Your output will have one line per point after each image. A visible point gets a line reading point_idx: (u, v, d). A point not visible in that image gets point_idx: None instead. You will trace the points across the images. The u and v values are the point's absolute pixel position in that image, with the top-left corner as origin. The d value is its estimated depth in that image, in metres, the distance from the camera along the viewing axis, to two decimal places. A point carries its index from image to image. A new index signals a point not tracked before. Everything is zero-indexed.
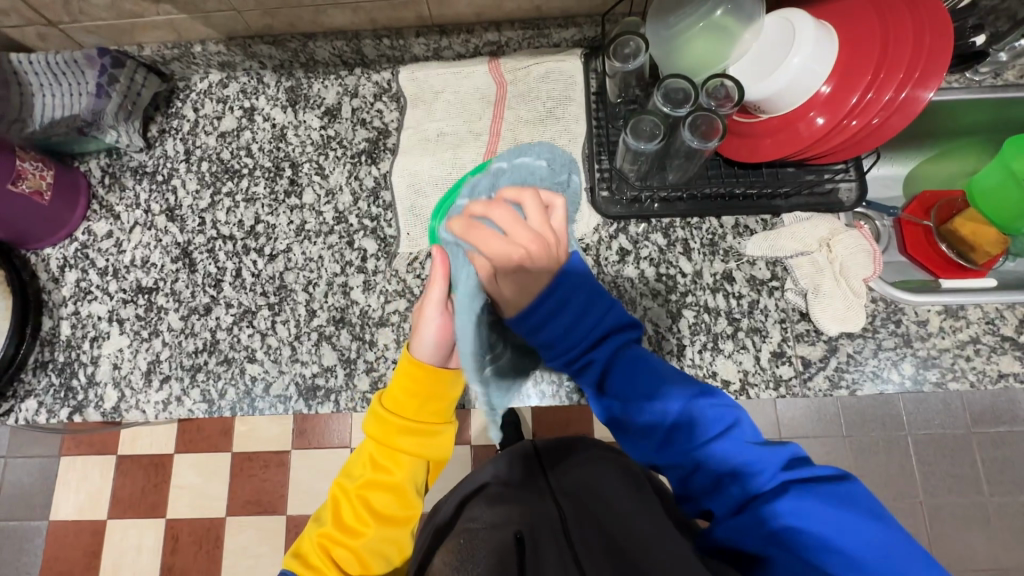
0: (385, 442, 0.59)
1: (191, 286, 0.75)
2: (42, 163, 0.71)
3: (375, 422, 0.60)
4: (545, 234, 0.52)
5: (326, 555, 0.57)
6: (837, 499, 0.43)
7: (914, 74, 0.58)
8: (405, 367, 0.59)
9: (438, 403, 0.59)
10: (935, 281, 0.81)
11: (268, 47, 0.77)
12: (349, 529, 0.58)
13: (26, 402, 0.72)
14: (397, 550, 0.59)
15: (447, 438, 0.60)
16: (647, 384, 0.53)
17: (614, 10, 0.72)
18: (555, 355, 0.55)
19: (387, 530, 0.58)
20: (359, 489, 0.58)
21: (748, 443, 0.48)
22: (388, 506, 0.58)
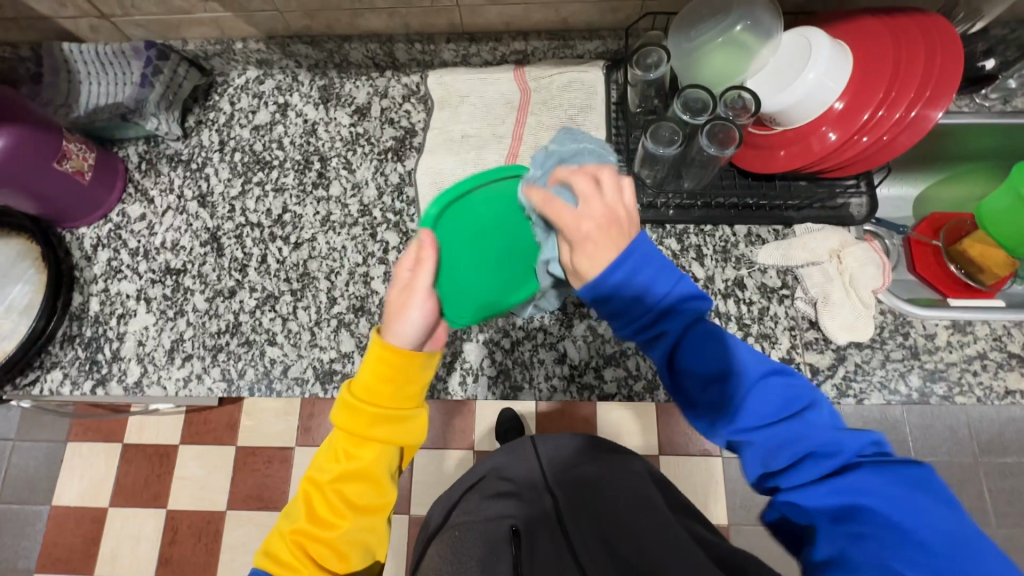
0: (355, 428, 0.52)
1: (217, 270, 0.78)
2: (86, 145, 0.75)
3: (343, 410, 0.53)
4: (612, 213, 0.45)
5: (300, 554, 0.50)
6: (919, 487, 0.39)
7: (924, 94, 0.61)
8: (377, 349, 0.52)
9: (412, 382, 0.53)
10: (944, 300, 0.82)
11: (305, 47, 0.81)
12: (323, 524, 0.51)
13: (52, 372, 0.74)
14: (380, 543, 0.53)
15: (421, 422, 0.54)
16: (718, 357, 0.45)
17: (636, 24, 0.75)
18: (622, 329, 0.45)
19: (367, 522, 0.51)
20: (332, 482, 0.51)
21: (831, 426, 0.43)
22: (365, 497, 0.51)
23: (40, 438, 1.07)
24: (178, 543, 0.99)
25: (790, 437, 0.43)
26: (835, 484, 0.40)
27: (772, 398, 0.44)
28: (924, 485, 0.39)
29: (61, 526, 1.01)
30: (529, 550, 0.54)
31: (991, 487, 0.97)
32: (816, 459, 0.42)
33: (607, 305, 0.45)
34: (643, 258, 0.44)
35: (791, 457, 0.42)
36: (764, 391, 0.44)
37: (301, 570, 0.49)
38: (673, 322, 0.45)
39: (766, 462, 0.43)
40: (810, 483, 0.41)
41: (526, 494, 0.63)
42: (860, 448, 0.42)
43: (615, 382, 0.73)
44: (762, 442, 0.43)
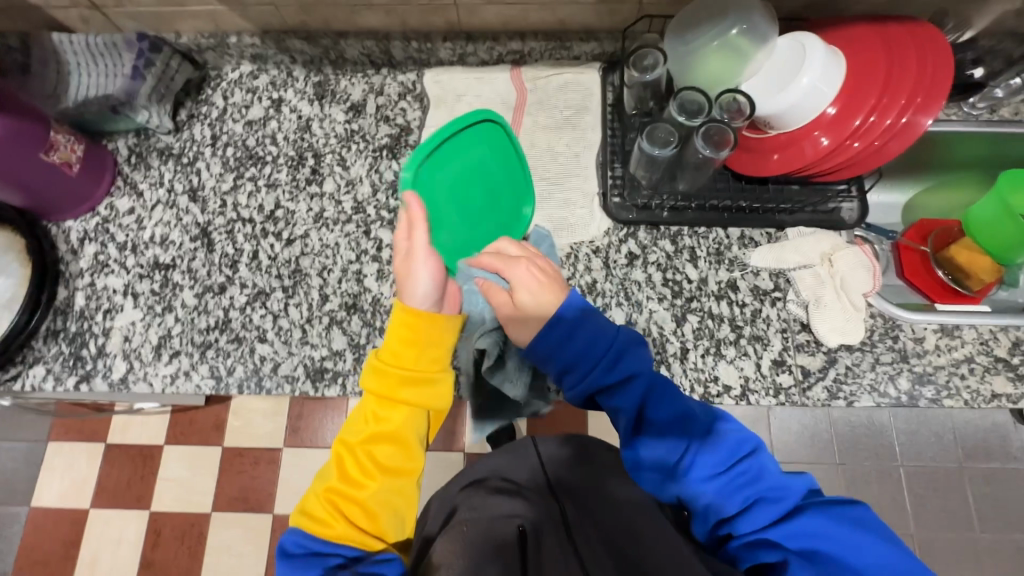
0: (383, 392, 0.56)
1: (208, 265, 0.77)
2: (75, 137, 0.74)
3: (373, 375, 0.57)
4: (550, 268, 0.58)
5: (334, 512, 0.53)
6: (861, 523, 0.44)
7: (915, 101, 0.61)
8: (406, 314, 0.57)
9: (436, 348, 0.57)
10: (931, 305, 0.83)
11: (300, 43, 0.80)
12: (355, 484, 0.54)
13: (34, 368, 0.72)
14: (409, 508, 0.55)
15: (446, 386, 0.58)
16: (675, 408, 0.52)
17: (633, 27, 0.76)
18: (579, 378, 0.52)
19: (396, 482, 0.54)
20: (363, 444, 0.55)
21: (773, 471, 0.49)
22: (394, 455, 0.54)
23: (18, 438, 1.04)
24: (160, 547, 0.96)
25: (740, 483, 0.49)
26: (787, 526, 0.45)
27: (721, 447, 0.51)
28: (864, 521, 0.44)
29: (39, 529, 0.98)
30: (535, 550, 0.54)
31: (973, 491, 0.99)
32: (764, 505, 0.47)
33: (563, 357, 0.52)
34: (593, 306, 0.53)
35: (740, 504, 0.48)
36: (713, 442, 0.51)
37: (334, 526, 0.52)
38: (631, 369, 0.52)
39: (720, 510, 0.49)
40: (761, 524, 0.47)
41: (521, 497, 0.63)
42: (801, 491, 0.48)
43: None
44: (712, 493, 0.49)
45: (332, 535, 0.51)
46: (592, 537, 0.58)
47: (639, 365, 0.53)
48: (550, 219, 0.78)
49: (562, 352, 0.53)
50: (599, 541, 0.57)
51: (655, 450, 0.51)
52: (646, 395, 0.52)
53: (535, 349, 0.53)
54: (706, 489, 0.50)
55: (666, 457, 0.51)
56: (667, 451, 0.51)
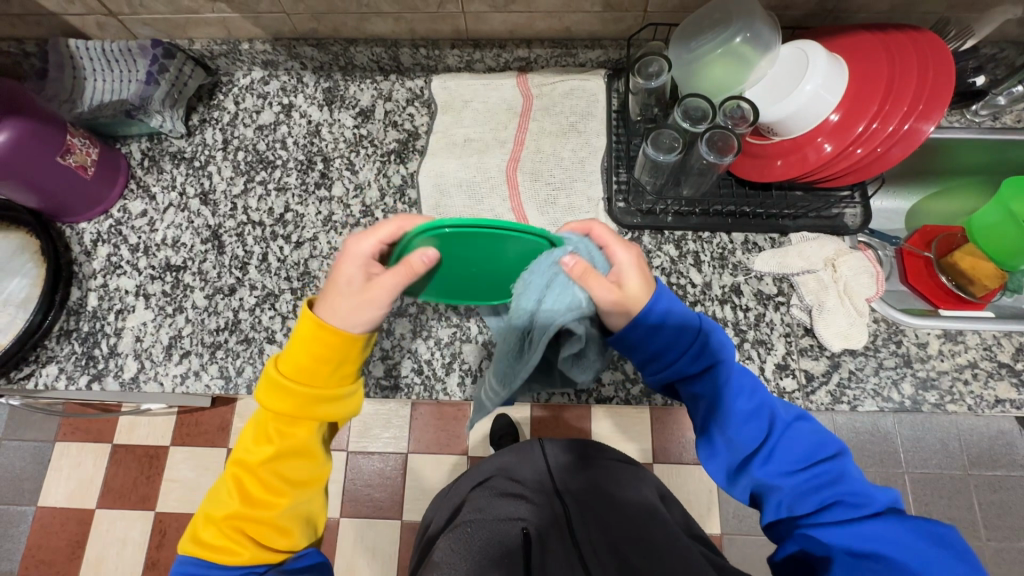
0: (287, 409, 0.52)
1: (218, 268, 0.78)
2: (89, 141, 0.75)
3: (271, 391, 0.52)
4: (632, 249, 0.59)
5: (238, 536, 0.50)
6: (932, 539, 0.45)
7: (917, 108, 0.62)
8: (314, 330, 0.52)
9: (346, 365, 0.54)
10: (934, 311, 0.83)
11: (311, 49, 0.82)
12: (260, 505, 0.51)
13: (47, 367, 0.73)
14: (319, 515, 0.54)
15: (358, 397, 0.56)
16: (756, 404, 0.53)
17: (638, 35, 0.77)
18: (667, 365, 0.55)
19: (307, 497, 0.53)
20: (266, 463, 0.51)
21: (856, 478, 0.50)
22: (302, 471, 0.52)
23: (26, 438, 1.05)
24: (165, 547, 0.97)
25: (817, 483, 0.50)
26: (858, 528, 0.46)
27: (802, 446, 0.52)
28: (935, 535, 0.45)
29: (45, 528, 0.99)
30: (540, 552, 0.56)
31: (978, 498, 0.98)
32: (842, 507, 0.48)
33: (653, 343, 0.54)
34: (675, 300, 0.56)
35: (816, 503, 0.49)
36: (794, 439, 0.52)
37: (240, 552, 0.49)
38: (715, 360, 0.54)
39: (791, 505, 0.49)
40: (833, 522, 0.47)
41: (527, 497, 0.64)
42: (880, 501, 0.48)
43: (612, 385, 0.72)
44: (790, 490, 0.50)
45: (238, 561, 0.49)
46: (595, 536, 0.59)
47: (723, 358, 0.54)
48: (555, 224, 0.79)
49: (653, 341, 0.54)
50: (602, 539, 0.58)
51: (732, 441, 0.52)
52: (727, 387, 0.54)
53: (624, 339, 0.55)
54: (782, 485, 0.50)
55: (747, 445, 0.52)
56: (742, 445, 0.52)
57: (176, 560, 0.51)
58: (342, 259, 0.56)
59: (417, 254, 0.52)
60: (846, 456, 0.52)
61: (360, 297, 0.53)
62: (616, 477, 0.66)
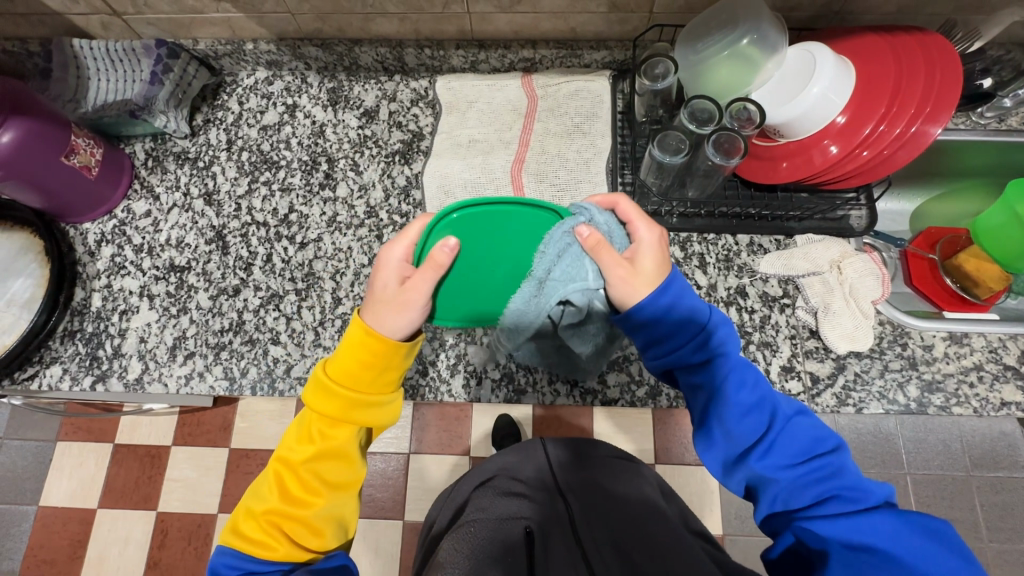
0: (331, 411, 0.53)
1: (222, 268, 0.78)
2: (94, 141, 0.75)
3: (316, 392, 0.53)
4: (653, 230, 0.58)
5: (273, 533, 0.50)
6: (936, 535, 0.44)
7: (924, 110, 0.62)
8: (361, 336, 0.54)
9: (391, 371, 0.55)
10: (939, 313, 0.83)
11: (315, 50, 0.81)
12: (297, 503, 0.51)
13: (51, 368, 0.73)
14: (351, 519, 0.54)
15: (395, 406, 0.56)
16: (758, 395, 0.52)
17: (644, 36, 0.77)
18: (669, 352, 0.54)
19: (342, 499, 0.53)
20: (306, 462, 0.52)
21: (856, 472, 0.48)
22: (340, 473, 0.53)
23: (28, 437, 1.05)
24: (167, 547, 0.97)
25: (815, 477, 0.48)
26: (857, 522, 0.45)
27: (802, 438, 0.51)
28: (938, 531, 0.44)
29: (48, 527, 0.99)
30: (542, 547, 0.56)
31: (981, 499, 0.98)
32: (841, 501, 0.47)
33: (655, 330, 0.53)
34: (681, 286, 0.54)
35: (814, 496, 0.47)
36: (795, 431, 0.51)
37: (275, 548, 0.50)
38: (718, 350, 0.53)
39: (787, 499, 0.48)
40: (830, 516, 0.46)
41: (529, 496, 0.64)
42: (881, 495, 0.47)
43: (617, 387, 0.73)
44: (787, 482, 0.49)
45: (273, 556, 0.49)
46: (598, 536, 0.58)
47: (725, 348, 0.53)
48: None
49: (656, 327, 0.53)
50: (606, 539, 0.57)
51: (730, 433, 0.51)
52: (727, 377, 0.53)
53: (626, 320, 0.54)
54: (780, 477, 0.49)
55: (745, 436, 0.51)
56: (740, 436, 0.51)
57: (214, 551, 0.52)
58: (377, 268, 0.57)
59: (441, 246, 0.54)
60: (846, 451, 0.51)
61: (400, 301, 0.54)
62: (619, 477, 0.67)
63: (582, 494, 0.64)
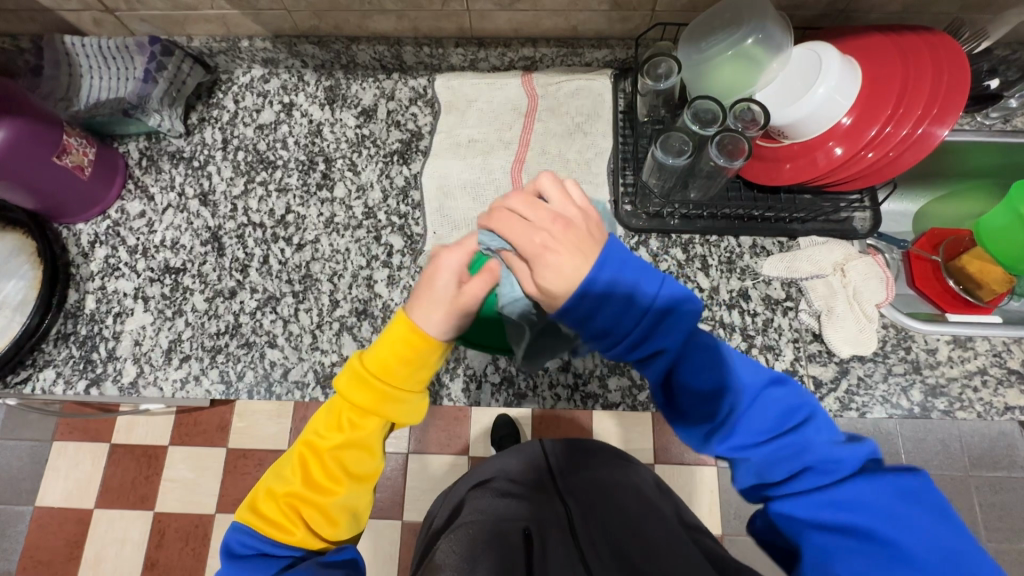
0: (364, 402, 0.51)
1: (218, 270, 0.77)
2: (86, 140, 0.74)
3: (351, 378, 0.52)
4: (562, 213, 0.43)
5: (292, 517, 0.50)
6: (914, 498, 0.42)
7: (931, 112, 0.61)
8: (405, 332, 0.51)
9: (428, 368, 0.52)
10: (941, 315, 0.82)
11: (312, 47, 0.80)
12: (317, 491, 0.51)
13: (44, 371, 0.72)
14: (365, 511, 0.54)
15: (424, 403, 0.54)
16: (720, 372, 0.47)
17: (646, 35, 0.76)
18: (613, 348, 0.44)
19: (360, 491, 0.52)
20: (332, 450, 0.51)
21: (828, 441, 0.45)
22: (363, 464, 0.52)
23: (24, 437, 1.04)
24: (164, 548, 0.96)
25: (788, 452, 0.45)
26: (834, 498, 0.43)
27: (770, 411, 0.46)
28: (915, 494, 0.43)
29: (43, 528, 0.98)
30: (540, 551, 0.56)
31: (980, 500, 0.98)
32: (813, 474, 0.44)
33: (593, 327, 0.42)
34: (620, 259, 0.42)
35: (785, 473, 0.45)
36: (761, 405, 0.46)
37: (292, 532, 0.50)
38: (671, 336, 0.44)
39: (762, 474, 0.46)
40: (805, 493, 0.44)
41: (528, 497, 0.64)
42: (856, 462, 0.44)
43: (619, 392, 0.72)
44: (757, 460, 0.46)
45: (288, 541, 0.49)
46: (597, 535, 0.58)
47: (679, 332, 0.44)
48: None
49: (602, 317, 0.42)
50: (603, 539, 0.58)
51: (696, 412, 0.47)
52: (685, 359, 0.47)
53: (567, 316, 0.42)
54: (750, 455, 0.46)
55: (708, 416, 0.47)
56: (705, 415, 0.47)
57: (230, 526, 0.52)
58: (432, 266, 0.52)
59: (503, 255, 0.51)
60: (821, 411, 0.48)
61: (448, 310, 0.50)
62: (622, 479, 0.66)
63: (581, 494, 0.64)
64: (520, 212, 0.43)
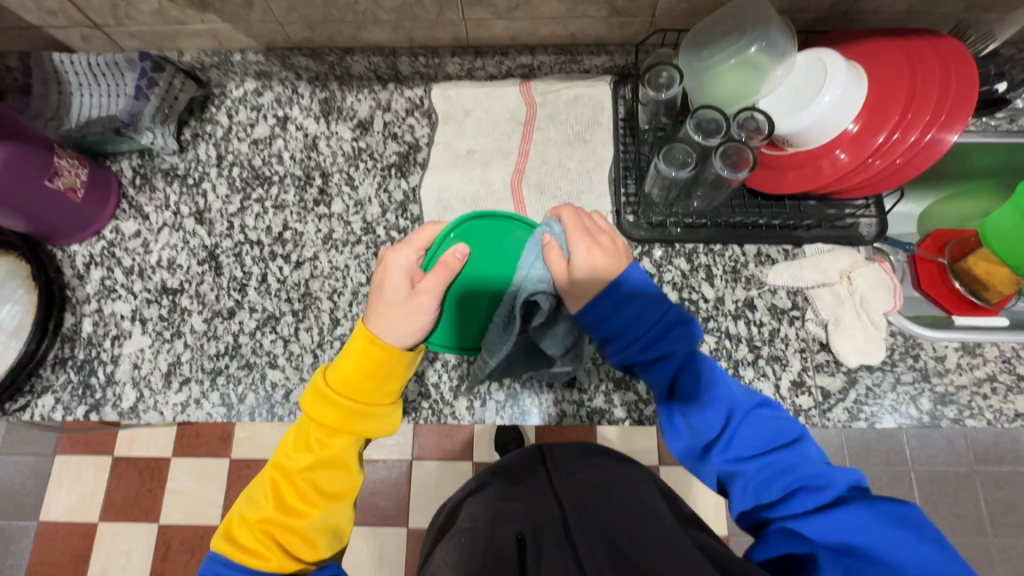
0: (331, 420, 0.52)
1: (216, 290, 0.76)
2: (78, 161, 0.72)
3: (317, 401, 0.53)
4: (608, 239, 0.57)
5: (268, 543, 0.49)
6: (903, 524, 0.42)
7: (940, 117, 0.60)
8: (365, 345, 0.54)
9: (392, 380, 0.55)
10: (948, 317, 0.81)
11: (305, 59, 0.78)
12: (293, 512, 0.50)
13: (43, 398, 0.71)
14: (347, 529, 0.53)
15: (395, 417, 0.56)
16: (714, 391, 0.53)
17: (646, 41, 0.75)
18: (621, 349, 0.53)
19: (338, 509, 0.52)
20: (303, 472, 0.51)
21: (820, 462, 0.48)
22: (337, 481, 0.52)
23: (25, 452, 1.02)
24: (169, 561, 0.95)
25: (778, 470, 0.49)
26: (825, 516, 0.44)
27: (763, 431, 0.51)
28: (908, 520, 0.42)
29: (48, 543, 0.97)
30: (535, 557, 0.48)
31: None
32: (808, 492, 0.46)
33: (603, 331, 0.54)
34: (637, 285, 0.55)
35: (780, 489, 0.47)
36: (754, 424, 0.52)
37: (270, 557, 0.48)
38: (675, 344, 0.53)
39: (757, 492, 0.48)
40: (798, 512, 0.45)
41: (522, 501, 0.58)
42: (846, 483, 0.46)
43: (625, 407, 0.71)
44: (752, 475, 0.49)
45: (267, 567, 0.48)
46: (592, 531, 0.51)
47: (676, 346, 0.53)
48: None
49: (615, 318, 0.53)
50: (599, 537, 0.50)
51: (694, 425, 0.52)
52: (683, 372, 0.54)
53: (588, 312, 0.53)
54: (744, 467, 0.50)
55: (704, 429, 0.52)
56: (704, 429, 0.52)
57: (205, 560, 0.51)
58: (383, 275, 0.57)
59: (453, 250, 0.55)
60: (808, 439, 0.51)
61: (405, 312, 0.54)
62: (624, 484, 0.58)
63: (576, 492, 0.57)
64: (584, 221, 0.57)
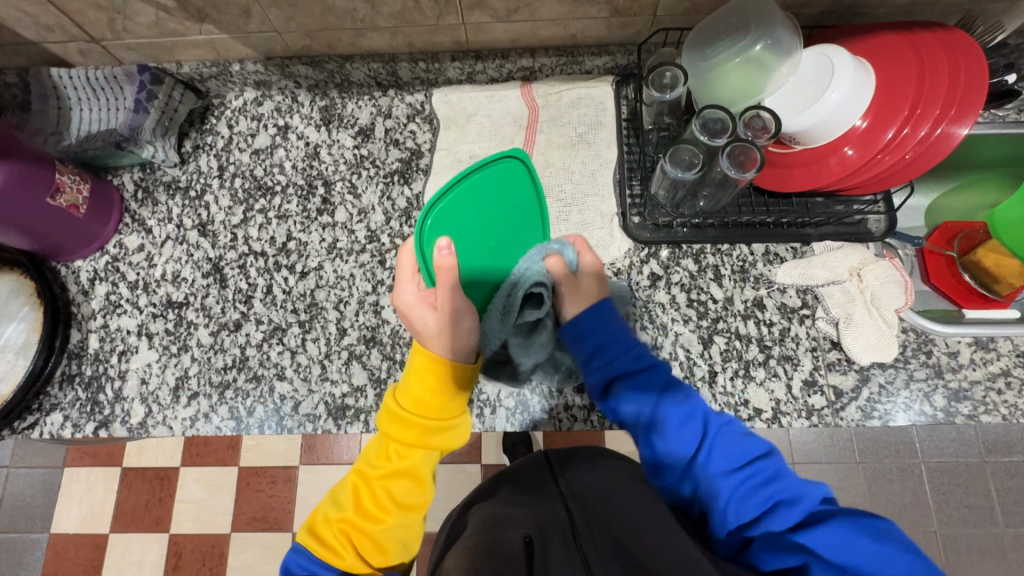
0: (409, 434, 0.56)
1: (222, 302, 0.75)
2: (79, 176, 0.72)
3: (396, 413, 0.57)
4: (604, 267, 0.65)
5: (344, 542, 0.52)
6: (881, 534, 0.41)
7: (950, 111, 0.59)
8: (433, 363, 0.57)
9: (460, 395, 0.58)
10: (958, 310, 0.79)
11: (305, 68, 0.78)
12: (369, 517, 0.53)
13: (51, 415, 0.71)
14: (415, 539, 0.55)
15: (465, 430, 0.59)
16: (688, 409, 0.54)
17: (649, 40, 0.74)
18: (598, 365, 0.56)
19: (408, 520, 0.54)
20: (380, 479, 0.55)
21: (793, 478, 0.48)
22: (411, 493, 0.54)
23: (33, 465, 1.02)
24: (181, 570, 0.93)
25: (754, 485, 0.48)
26: (803, 530, 0.43)
27: (735, 448, 0.52)
28: (888, 532, 0.41)
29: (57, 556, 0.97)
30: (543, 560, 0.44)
31: None
32: (786, 507, 0.46)
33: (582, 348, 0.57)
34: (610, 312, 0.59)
35: (758, 504, 0.47)
36: (727, 442, 0.52)
37: (345, 556, 0.51)
38: (653, 360, 0.57)
39: (737, 510, 0.47)
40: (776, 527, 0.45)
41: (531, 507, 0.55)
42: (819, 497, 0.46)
43: None
44: (729, 491, 0.49)
45: (342, 565, 0.51)
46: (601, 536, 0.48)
47: (649, 365, 0.56)
48: None
49: (596, 333, 0.57)
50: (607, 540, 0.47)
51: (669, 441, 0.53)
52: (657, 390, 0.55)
53: (570, 328, 0.59)
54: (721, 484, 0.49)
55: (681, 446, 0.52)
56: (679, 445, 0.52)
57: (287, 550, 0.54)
58: (408, 312, 0.60)
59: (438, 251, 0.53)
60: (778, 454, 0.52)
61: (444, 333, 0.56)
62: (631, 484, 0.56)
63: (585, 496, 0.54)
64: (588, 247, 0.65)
